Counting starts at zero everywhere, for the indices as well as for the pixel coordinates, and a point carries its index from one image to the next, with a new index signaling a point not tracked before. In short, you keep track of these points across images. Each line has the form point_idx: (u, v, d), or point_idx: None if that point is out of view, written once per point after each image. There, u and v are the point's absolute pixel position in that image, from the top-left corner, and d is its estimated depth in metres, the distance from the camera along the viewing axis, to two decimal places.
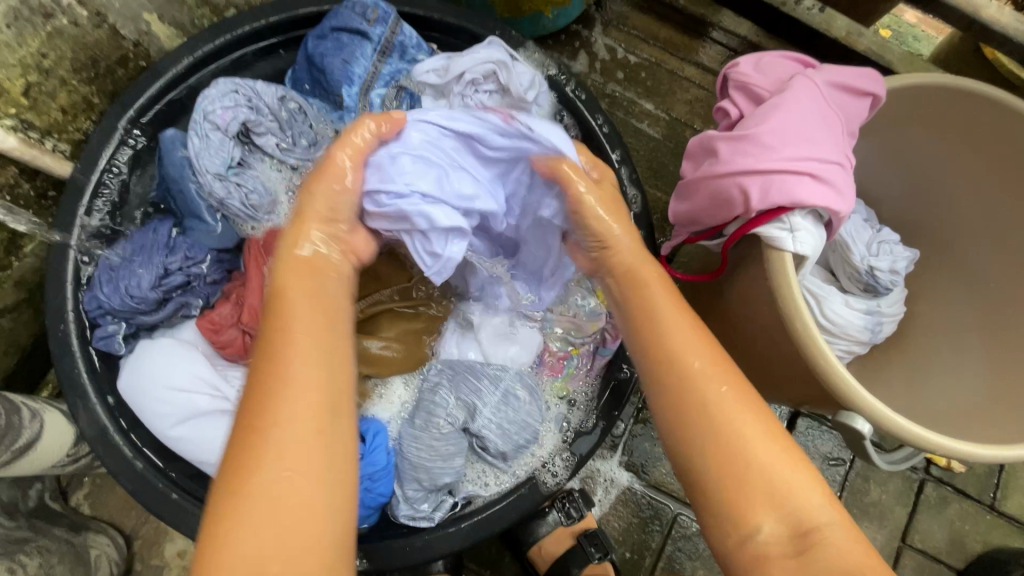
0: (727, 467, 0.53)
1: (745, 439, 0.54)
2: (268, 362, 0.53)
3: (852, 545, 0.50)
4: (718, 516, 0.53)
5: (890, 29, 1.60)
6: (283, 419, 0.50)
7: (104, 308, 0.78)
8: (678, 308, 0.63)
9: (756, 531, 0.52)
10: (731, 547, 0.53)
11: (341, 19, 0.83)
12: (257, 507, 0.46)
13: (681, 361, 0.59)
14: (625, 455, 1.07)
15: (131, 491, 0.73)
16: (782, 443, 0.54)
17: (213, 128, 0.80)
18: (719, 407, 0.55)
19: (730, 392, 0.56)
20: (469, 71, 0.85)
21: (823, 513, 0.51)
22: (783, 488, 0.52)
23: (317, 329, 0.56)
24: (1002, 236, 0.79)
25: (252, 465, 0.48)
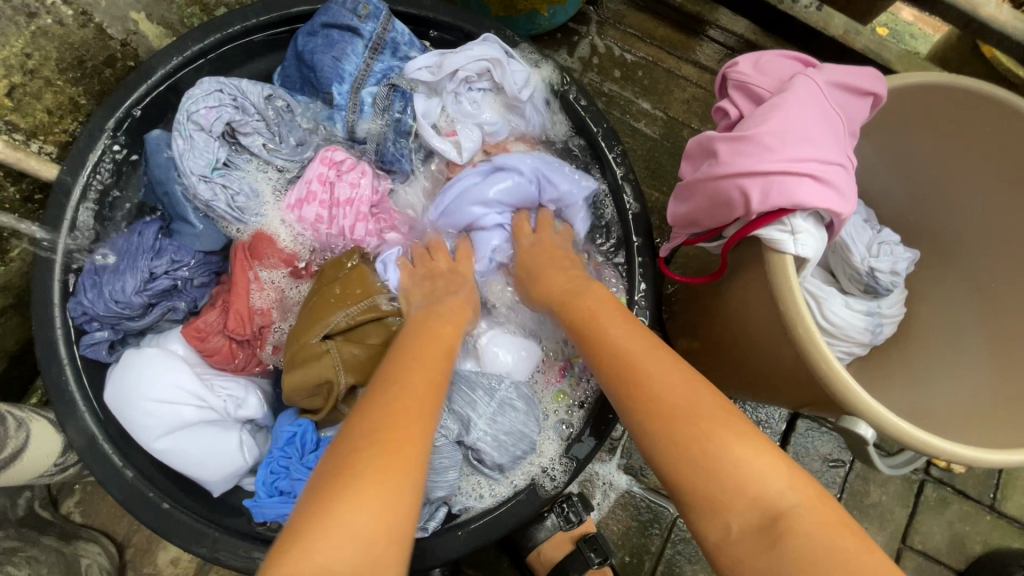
0: (681, 455, 0.54)
1: (694, 429, 0.55)
2: (395, 383, 0.61)
3: (830, 527, 0.47)
4: (696, 516, 0.52)
5: (888, 28, 1.59)
6: (386, 432, 0.54)
7: (90, 314, 0.76)
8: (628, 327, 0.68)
9: (726, 524, 0.50)
10: (714, 545, 0.51)
11: (331, 16, 0.82)
12: (355, 502, 0.48)
13: (624, 364, 0.63)
14: (623, 458, 1.06)
15: (121, 501, 0.71)
16: (735, 428, 0.54)
17: (197, 129, 0.78)
18: (655, 397, 0.58)
19: (676, 386, 0.59)
20: (463, 68, 0.83)
21: (788, 496, 0.50)
22: (746, 478, 0.51)
23: (427, 365, 0.65)
24: (1002, 237, 0.78)
25: (357, 458, 0.52)
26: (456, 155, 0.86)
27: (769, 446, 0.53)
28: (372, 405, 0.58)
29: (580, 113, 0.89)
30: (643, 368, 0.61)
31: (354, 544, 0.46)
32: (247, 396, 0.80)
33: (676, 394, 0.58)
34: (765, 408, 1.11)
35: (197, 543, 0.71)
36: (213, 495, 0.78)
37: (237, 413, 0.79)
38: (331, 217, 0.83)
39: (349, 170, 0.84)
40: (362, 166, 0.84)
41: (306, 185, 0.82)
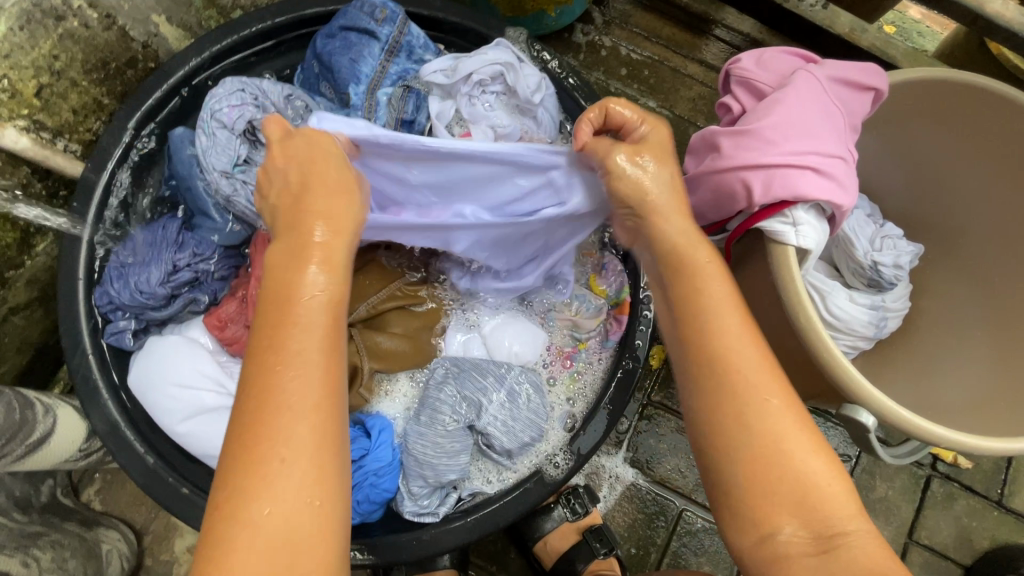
0: (748, 461, 0.50)
1: (778, 439, 0.50)
2: (277, 354, 0.49)
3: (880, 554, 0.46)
4: (741, 520, 0.50)
5: (894, 26, 1.60)
6: (277, 432, 0.46)
7: (115, 303, 0.79)
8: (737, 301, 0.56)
9: (780, 536, 0.48)
10: (752, 546, 0.50)
11: (350, 19, 0.84)
12: (266, 513, 0.43)
13: (721, 349, 0.53)
14: (629, 452, 1.07)
15: (143, 486, 0.74)
16: (818, 450, 0.50)
17: (220, 126, 0.80)
18: (738, 385, 0.52)
19: (767, 388, 0.51)
20: (477, 71, 0.85)
21: (852, 520, 0.47)
22: (808, 485, 0.48)
23: (319, 330, 0.50)
24: (1008, 230, 0.79)
25: (257, 448, 0.45)
26: None
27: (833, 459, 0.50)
28: (253, 404, 0.47)
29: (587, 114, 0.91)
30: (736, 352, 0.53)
31: (274, 571, 0.42)
32: None
33: (773, 395, 0.51)
34: None
35: None
36: None
37: None
38: None
39: None
40: None
41: None
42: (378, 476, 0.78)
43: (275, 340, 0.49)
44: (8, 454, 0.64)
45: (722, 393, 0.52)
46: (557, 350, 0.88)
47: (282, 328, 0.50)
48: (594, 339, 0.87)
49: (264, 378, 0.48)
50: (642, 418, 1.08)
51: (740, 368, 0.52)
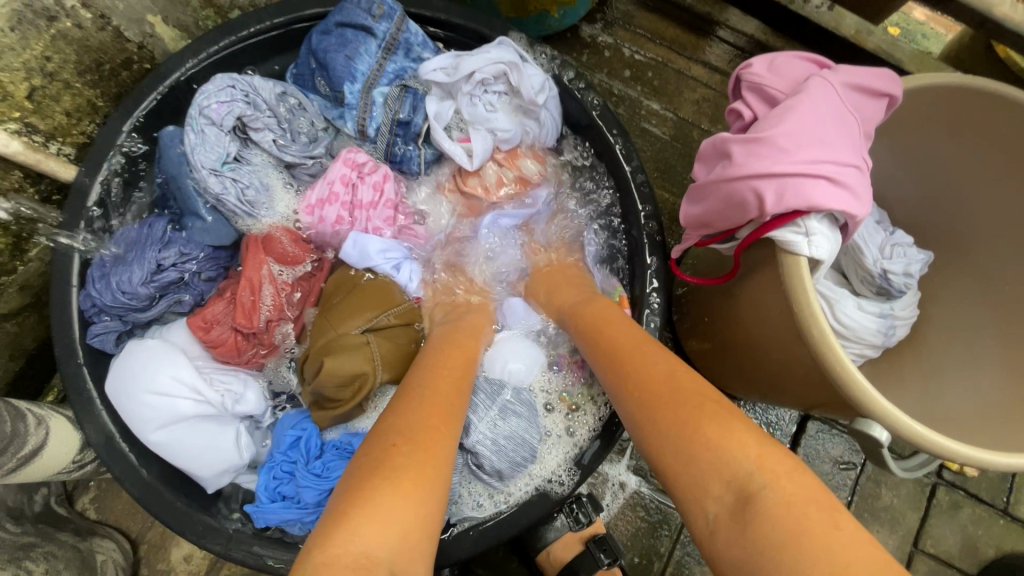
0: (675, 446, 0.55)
1: (687, 419, 0.55)
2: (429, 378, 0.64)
3: (811, 496, 0.48)
4: (681, 498, 0.53)
5: (900, 27, 1.59)
6: (406, 420, 0.56)
7: (98, 305, 0.77)
8: (651, 342, 0.67)
9: (704, 511, 0.51)
10: (695, 523, 0.51)
11: (346, 15, 0.82)
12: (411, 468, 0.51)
13: (628, 356, 0.66)
14: (632, 459, 1.06)
15: (137, 498, 0.72)
16: (726, 417, 0.54)
17: (209, 123, 0.78)
18: (650, 387, 0.60)
19: (668, 377, 0.60)
20: (479, 70, 0.83)
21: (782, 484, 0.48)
22: (725, 452, 0.51)
23: (453, 372, 0.66)
24: (1019, 237, 0.78)
25: (412, 427, 0.55)
26: (466, 159, 0.87)
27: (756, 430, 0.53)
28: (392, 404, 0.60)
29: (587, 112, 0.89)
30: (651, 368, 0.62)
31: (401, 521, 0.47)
32: (246, 391, 0.80)
33: (671, 388, 0.59)
34: (775, 410, 1.11)
35: (211, 540, 0.72)
36: (205, 490, 0.78)
37: (235, 408, 0.79)
38: (352, 217, 0.84)
39: (371, 172, 0.85)
40: (383, 169, 0.86)
41: (328, 185, 0.83)
42: None
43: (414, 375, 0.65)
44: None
45: (634, 399, 0.61)
46: (560, 361, 0.87)
47: (425, 363, 0.68)
48: None
49: (406, 387, 0.62)
50: None
51: (654, 377, 0.61)
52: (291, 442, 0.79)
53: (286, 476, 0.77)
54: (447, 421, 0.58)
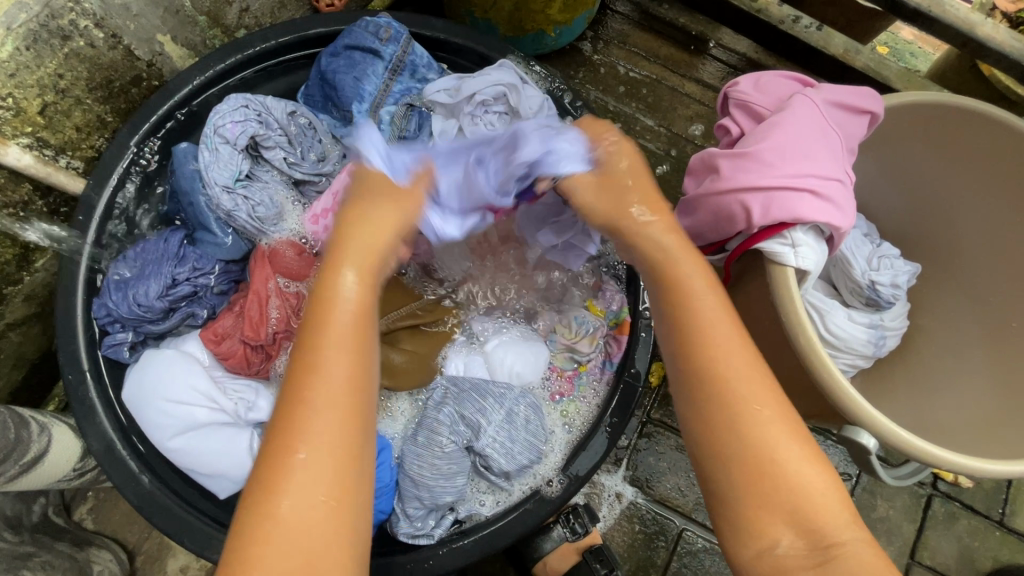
0: (749, 466, 0.47)
1: (757, 429, 0.47)
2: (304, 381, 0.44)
3: (874, 560, 0.44)
4: (737, 532, 0.47)
5: (887, 46, 1.63)
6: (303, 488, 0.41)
7: (113, 316, 0.78)
8: (741, 328, 0.52)
9: (771, 551, 0.46)
10: (751, 561, 0.46)
11: (354, 38, 0.84)
12: (286, 538, 0.40)
13: (711, 353, 0.50)
14: (629, 470, 1.07)
15: (136, 506, 0.71)
16: (806, 453, 0.48)
17: (223, 142, 0.79)
18: (743, 397, 0.48)
19: (750, 379, 0.49)
20: (479, 92, 0.86)
21: (849, 530, 0.45)
22: (808, 500, 0.46)
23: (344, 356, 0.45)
24: (1006, 248, 0.80)
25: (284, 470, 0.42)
26: None
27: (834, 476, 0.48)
28: (283, 420, 0.44)
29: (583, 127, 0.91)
30: (725, 352, 0.50)
31: None
32: (258, 400, 0.80)
33: (767, 405, 0.48)
34: None
35: (207, 549, 0.71)
36: (217, 497, 0.76)
37: (247, 416, 0.79)
38: None
39: None
40: None
41: (332, 197, 0.82)
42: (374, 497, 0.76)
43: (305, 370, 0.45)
44: (2, 474, 0.62)
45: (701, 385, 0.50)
46: (558, 371, 0.86)
47: (302, 347, 0.46)
48: (595, 360, 0.85)
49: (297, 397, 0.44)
50: (641, 437, 1.08)
51: (723, 362, 0.50)
52: None
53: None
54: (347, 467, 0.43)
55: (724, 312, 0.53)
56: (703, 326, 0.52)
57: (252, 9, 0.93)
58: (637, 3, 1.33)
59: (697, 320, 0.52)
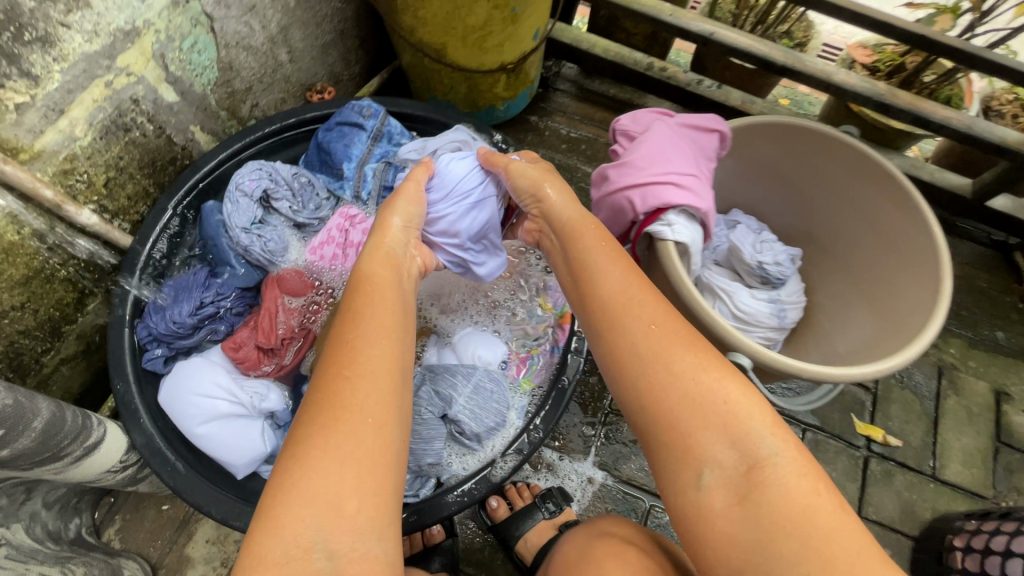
0: (660, 384, 0.65)
1: (671, 362, 0.65)
2: (353, 330, 0.66)
3: (800, 483, 0.57)
4: (679, 464, 0.62)
5: (788, 99, 2.01)
6: (357, 405, 0.59)
7: (153, 334, 0.96)
8: (633, 280, 0.75)
9: (706, 479, 0.60)
10: (689, 489, 0.62)
11: (343, 116, 1.10)
12: (343, 448, 0.56)
13: (609, 296, 0.74)
14: (597, 456, 1.21)
15: (173, 488, 0.85)
16: (716, 374, 0.64)
17: (243, 195, 1.02)
18: (631, 321, 0.70)
19: (649, 319, 0.69)
20: (440, 147, 1.09)
21: (769, 449, 0.59)
22: (725, 420, 0.61)
23: (394, 316, 0.69)
24: (848, 211, 1.03)
25: (346, 394, 0.59)
26: None
27: (749, 396, 0.63)
28: (345, 369, 0.62)
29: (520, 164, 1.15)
30: (622, 299, 0.73)
31: (346, 475, 0.55)
32: (269, 393, 0.95)
33: (660, 328, 0.68)
34: None
35: (234, 517, 0.84)
36: (236, 477, 0.91)
37: (261, 406, 0.94)
38: (344, 254, 1.04)
39: (360, 222, 1.06)
40: (372, 219, 1.08)
41: (327, 232, 1.05)
42: None
43: (352, 320, 0.67)
44: (68, 454, 0.78)
45: (606, 326, 0.72)
46: (514, 354, 1.03)
47: (352, 303, 0.69)
48: (544, 344, 1.02)
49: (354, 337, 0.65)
50: (606, 426, 1.24)
51: (627, 309, 0.71)
52: None
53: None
54: (392, 407, 0.61)
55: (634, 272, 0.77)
56: (609, 291, 0.74)
57: (259, 104, 1.25)
58: (574, 81, 1.72)
59: (603, 282, 0.76)
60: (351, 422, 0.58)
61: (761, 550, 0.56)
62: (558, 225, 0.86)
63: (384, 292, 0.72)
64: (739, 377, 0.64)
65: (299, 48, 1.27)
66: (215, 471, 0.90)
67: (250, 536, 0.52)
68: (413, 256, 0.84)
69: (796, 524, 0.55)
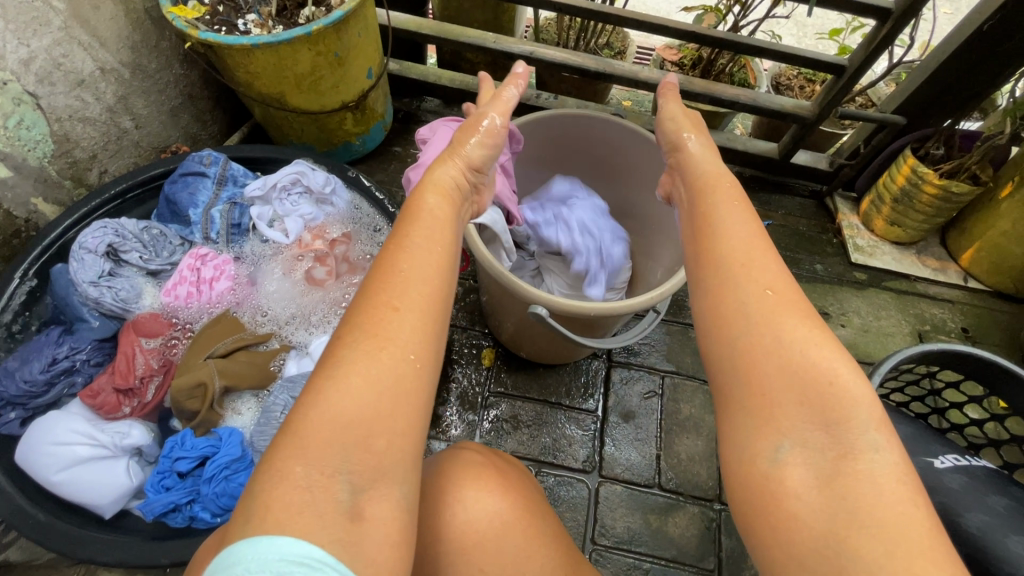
0: (750, 325, 0.60)
1: (777, 324, 0.59)
2: (400, 258, 0.62)
3: (893, 490, 0.49)
4: (746, 424, 0.57)
5: (630, 100, 2.29)
6: (394, 334, 0.56)
7: (5, 397, 0.99)
8: (757, 235, 0.68)
9: (770, 447, 0.54)
10: (746, 449, 0.55)
11: (186, 167, 1.18)
12: (378, 376, 0.53)
13: (717, 238, 0.69)
14: (481, 438, 1.31)
15: (34, 538, 0.86)
16: (838, 353, 0.57)
17: (87, 252, 1.07)
18: (733, 261, 0.65)
19: (765, 268, 0.64)
20: (279, 180, 1.20)
21: (864, 440, 0.52)
22: (828, 398, 0.54)
23: (446, 282, 0.63)
24: (626, 173, 1.23)
25: (383, 334, 0.56)
26: (285, 237, 1.22)
27: (870, 388, 0.55)
28: (383, 308, 0.57)
29: (354, 179, 1.23)
30: (733, 242, 0.67)
31: (374, 394, 0.52)
32: (132, 430, 0.99)
33: (773, 285, 0.62)
34: (584, 366, 1.42)
35: (101, 553, 0.86)
36: (104, 517, 0.92)
37: (124, 443, 0.97)
38: (198, 290, 1.12)
39: (212, 259, 1.15)
40: (223, 255, 1.17)
41: (178, 273, 1.12)
42: (234, 473, 0.93)
43: (404, 246, 0.64)
44: None
45: (707, 277, 0.67)
46: None
47: (416, 232, 0.66)
48: None
49: (405, 276, 0.60)
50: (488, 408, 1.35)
51: (735, 252, 0.66)
52: (168, 448, 0.96)
53: (167, 472, 0.94)
54: (423, 378, 0.56)
55: (751, 220, 0.71)
56: (720, 236, 0.69)
57: (109, 170, 1.32)
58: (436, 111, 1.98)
59: (725, 227, 0.70)
60: (392, 355, 0.55)
61: (827, 539, 0.48)
62: (689, 178, 0.85)
63: (443, 235, 0.68)
64: (853, 364, 0.57)
65: (144, 114, 1.35)
66: (82, 517, 0.92)
67: (272, 451, 0.49)
68: (468, 199, 0.83)
69: (879, 523, 0.47)
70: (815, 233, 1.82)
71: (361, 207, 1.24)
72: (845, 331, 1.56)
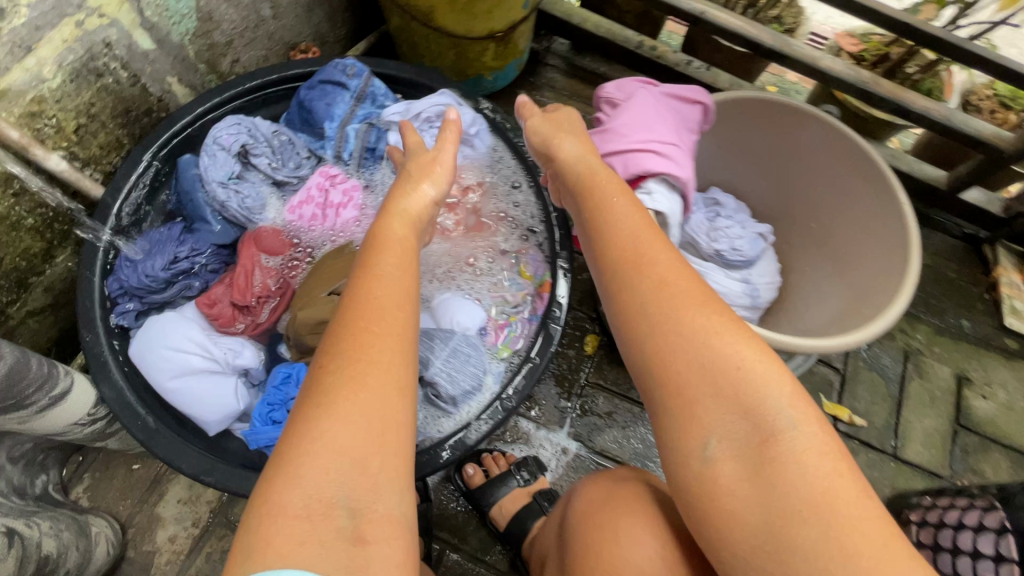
0: (690, 375, 0.57)
1: (706, 338, 0.57)
2: (364, 288, 0.62)
3: (840, 489, 0.50)
4: (703, 480, 0.55)
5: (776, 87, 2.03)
6: (375, 353, 0.56)
7: (124, 287, 0.93)
8: (663, 243, 0.67)
9: (733, 491, 0.54)
10: (709, 500, 0.55)
11: (326, 74, 1.07)
12: (354, 397, 0.53)
13: (641, 263, 0.65)
14: (571, 427, 1.23)
15: (143, 443, 0.82)
16: (770, 366, 0.57)
17: (220, 149, 0.98)
18: (660, 289, 0.62)
19: (687, 300, 0.60)
20: (424, 111, 1.08)
21: (804, 449, 0.52)
22: (768, 426, 0.54)
23: (408, 291, 0.63)
24: (827, 193, 1.04)
25: (363, 358, 0.55)
26: None
27: (805, 398, 0.56)
28: (349, 326, 0.58)
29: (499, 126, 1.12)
30: (654, 266, 0.64)
31: (356, 416, 0.52)
32: (243, 350, 0.95)
33: (693, 309, 0.60)
34: None
35: (204, 473, 0.82)
36: (208, 434, 0.90)
37: (235, 363, 0.93)
38: (324, 214, 1.04)
39: (341, 182, 1.06)
40: (353, 180, 1.07)
41: (307, 190, 1.04)
42: None
43: (371, 275, 0.63)
44: (33, 403, 0.76)
45: (622, 305, 0.64)
46: (494, 322, 1.04)
47: (376, 261, 0.65)
48: (524, 313, 1.03)
49: (363, 299, 0.60)
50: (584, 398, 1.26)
51: (664, 276, 0.62)
52: (283, 377, 0.91)
53: (277, 405, 0.89)
54: (405, 384, 0.56)
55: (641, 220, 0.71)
56: (646, 258, 0.65)
57: (240, 60, 1.21)
58: (564, 57, 1.79)
59: (640, 243, 0.67)
60: (377, 378, 0.55)
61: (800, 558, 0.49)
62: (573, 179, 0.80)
63: (407, 259, 0.68)
64: (780, 367, 0.57)
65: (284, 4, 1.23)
66: (187, 428, 0.89)
67: (269, 482, 0.48)
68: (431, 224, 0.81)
69: (837, 537, 0.48)
70: (967, 283, 1.60)
71: (502, 156, 1.12)
72: (987, 404, 1.38)
